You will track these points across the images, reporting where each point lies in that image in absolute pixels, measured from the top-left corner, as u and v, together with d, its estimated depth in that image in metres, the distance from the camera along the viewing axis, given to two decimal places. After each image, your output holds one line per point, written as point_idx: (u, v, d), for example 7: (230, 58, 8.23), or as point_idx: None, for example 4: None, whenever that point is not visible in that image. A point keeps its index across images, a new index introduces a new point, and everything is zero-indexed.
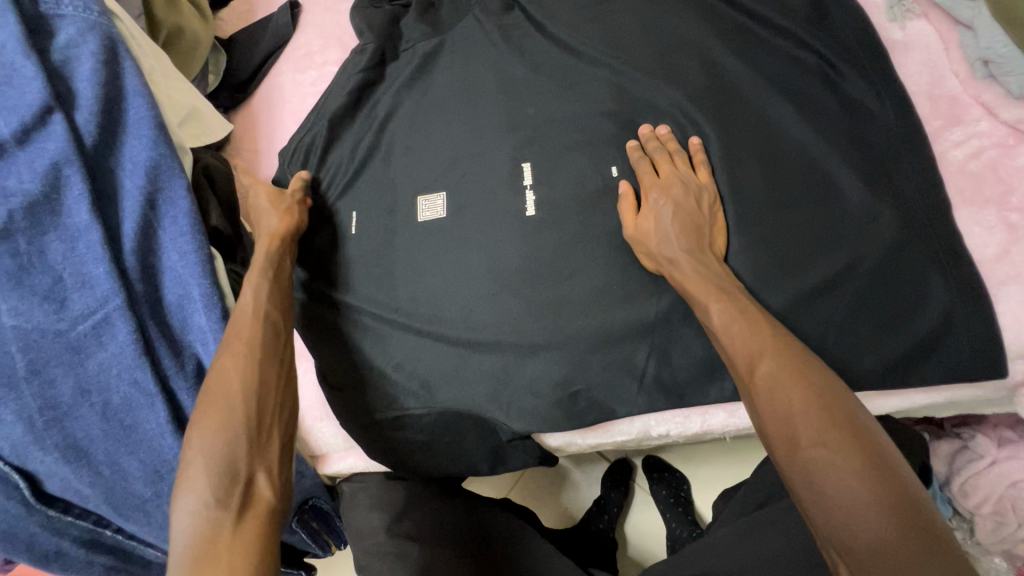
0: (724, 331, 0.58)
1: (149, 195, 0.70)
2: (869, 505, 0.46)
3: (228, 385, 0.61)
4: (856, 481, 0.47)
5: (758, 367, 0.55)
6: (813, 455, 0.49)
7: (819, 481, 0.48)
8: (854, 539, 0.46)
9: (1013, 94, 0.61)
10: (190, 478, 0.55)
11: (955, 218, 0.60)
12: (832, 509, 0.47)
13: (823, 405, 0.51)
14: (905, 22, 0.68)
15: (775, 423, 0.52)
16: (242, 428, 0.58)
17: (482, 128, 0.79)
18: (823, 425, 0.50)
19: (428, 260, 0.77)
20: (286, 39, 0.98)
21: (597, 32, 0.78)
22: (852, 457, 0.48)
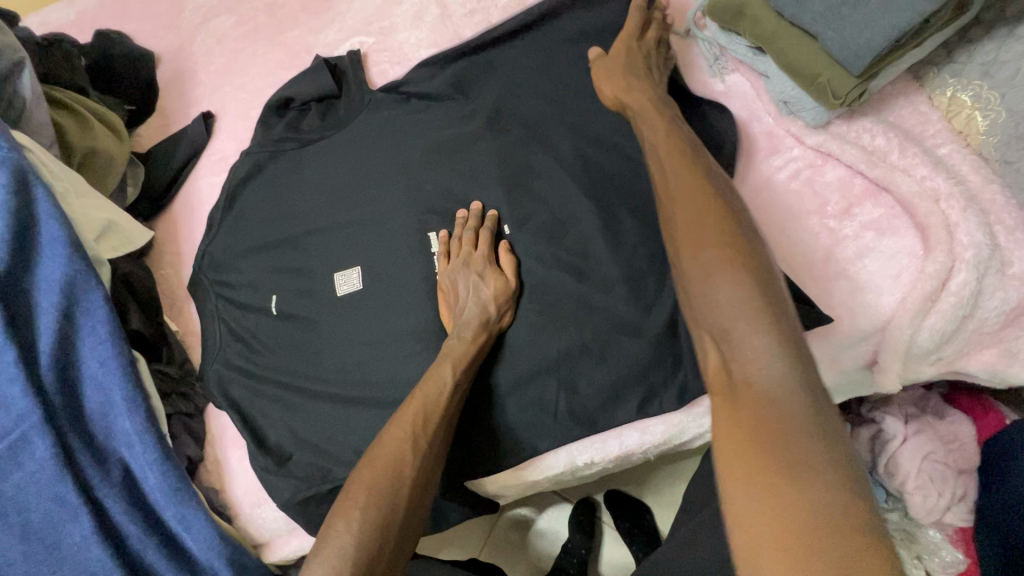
0: (660, 165, 0.61)
1: (66, 309, 0.72)
2: (744, 300, 0.48)
3: (394, 469, 0.63)
4: (735, 282, 0.49)
5: (665, 188, 0.59)
6: (701, 257, 0.52)
7: (711, 284, 0.50)
8: (730, 330, 0.48)
9: (812, 125, 0.72)
10: (310, 568, 0.57)
11: (786, 230, 0.71)
12: (715, 309, 0.49)
13: (717, 223, 0.53)
14: (723, 76, 0.82)
15: (683, 238, 0.55)
16: (373, 539, 0.59)
17: (386, 206, 0.87)
18: (723, 239, 0.52)
19: (350, 332, 0.82)
20: (201, 147, 1.05)
21: (478, 110, 0.89)
22: (737, 262, 0.51)
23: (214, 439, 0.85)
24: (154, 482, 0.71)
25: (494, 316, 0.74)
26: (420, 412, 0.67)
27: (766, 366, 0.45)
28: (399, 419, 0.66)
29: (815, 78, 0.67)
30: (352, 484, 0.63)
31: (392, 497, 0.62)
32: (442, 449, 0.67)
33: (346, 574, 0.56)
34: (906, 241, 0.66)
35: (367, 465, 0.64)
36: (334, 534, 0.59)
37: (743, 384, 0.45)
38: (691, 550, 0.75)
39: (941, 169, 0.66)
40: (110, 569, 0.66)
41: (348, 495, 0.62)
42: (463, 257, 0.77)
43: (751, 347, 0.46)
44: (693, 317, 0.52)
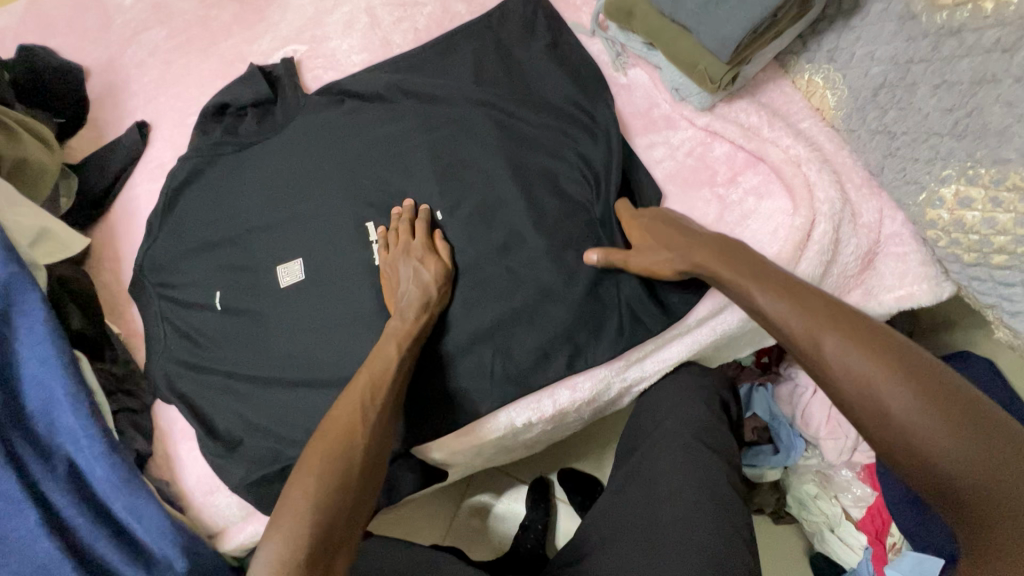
0: (791, 316, 0.59)
1: (2, 311, 0.73)
2: (941, 422, 0.48)
3: (345, 440, 0.67)
4: (914, 400, 0.50)
5: (814, 352, 0.57)
6: (910, 423, 0.50)
7: (882, 409, 0.51)
8: (922, 451, 0.49)
9: (699, 108, 0.84)
10: (270, 534, 0.61)
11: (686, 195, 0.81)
12: (895, 430, 0.50)
13: (885, 353, 0.53)
14: (626, 70, 0.93)
15: (841, 371, 0.54)
16: (331, 504, 0.63)
17: (326, 201, 0.92)
18: (887, 362, 0.52)
19: (296, 320, 0.86)
20: (136, 155, 1.07)
21: (409, 109, 0.95)
22: (917, 381, 0.51)
23: (164, 434, 0.86)
24: (102, 474, 0.72)
25: (435, 296, 0.79)
26: (367, 385, 0.72)
27: (983, 480, 0.46)
28: (348, 394, 0.71)
29: (695, 66, 0.78)
30: (307, 456, 0.67)
31: (345, 464, 0.66)
32: (391, 420, 0.72)
33: (301, 534, 0.60)
34: (780, 202, 0.77)
35: (319, 437, 0.68)
36: (291, 504, 0.62)
37: (974, 500, 0.46)
38: (619, 496, 0.83)
39: (802, 139, 0.78)
40: (60, 561, 0.67)
41: (303, 466, 0.66)
42: (400, 243, 0.82)
43: (969, 466, 0.47)
44: (873, 439, 0.52)
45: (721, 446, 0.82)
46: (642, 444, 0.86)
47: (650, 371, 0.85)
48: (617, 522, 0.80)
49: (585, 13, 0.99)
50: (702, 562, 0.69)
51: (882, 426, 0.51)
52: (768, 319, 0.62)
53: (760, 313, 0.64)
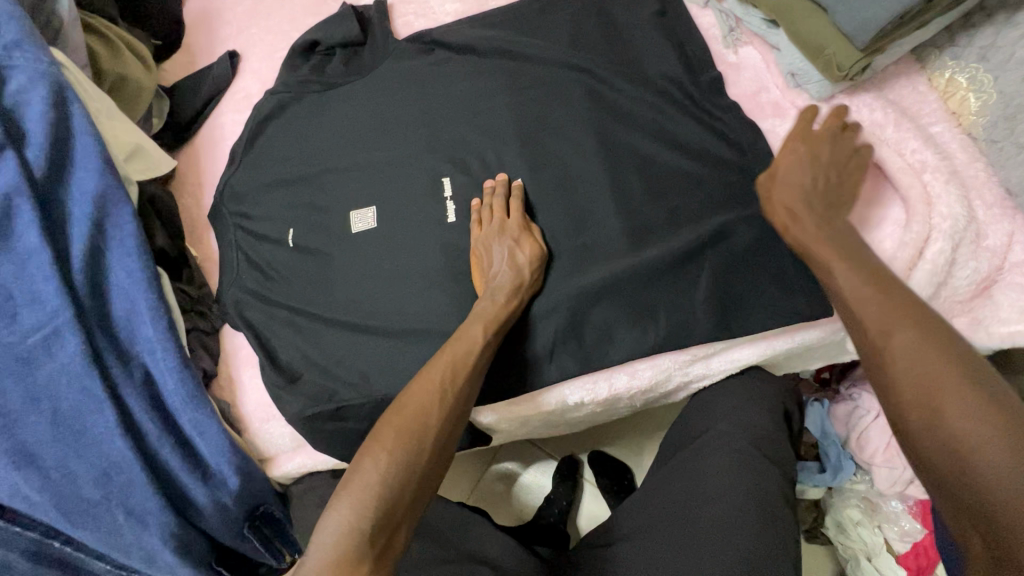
0: (987, 453, 0.44)
1: (97, 220, 0.77)
2: (1020, 476, 0.43)
3: (419, 415, 0.68)
4: (996, 445, 0.44)
5: (991, 507, 0.43)
6: (993, 480, 0.43)
7: (960, 454, 0.45)
8: (993, 513, 0.43)
9: (815, 98, 0.77)
10: (339, 498, 0.63)
11: None
12: (973, 484, 0.44)
13: (966, 376, 0.48)
14: (736, 48, 0.86)
15: (912, 389, 0.49)
16: (399, 480, 0.64)
17: (405, 150, 0.91)
18: (969, 395, 0.46)
19: (363, 267, 0.86)
20: (226, 84, 1.09)
21: (499, 67, 0.92)
22: (1001, 423, 0.45)
23: (229, 358, 0.89)
24: (173, 388, 0.76)
25: (528, 281, 0.77)
26: (449, 363, 0.71)
27: None
28: (432, 367, 0.71)
29: (822, 51, 0.71)
30: (381, 426, 0.68)
31: (417, 440, 0.66)
32: (467, 401, 0.71)
33: (369, 504, 0.62)
34: (892, 211, 0.70)
35: (397, 411, 0.68)
36: (361, 475, 0.64)
37: None
38: (655, 493, 0.81)
39: (930, 145, 0.70)
40: (131, 461, 0.71)
41: (378, 435, 0.67)
42: (493, 221, 0.80)
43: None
44: (935, 480, 0.47)
45: (778, 458, 0.78)
46: (695, 440, 0.83)
47: (714, 369, 0.81)
48: (655, 512, 0.79)
49: None
50: (739, 567, 0.68)
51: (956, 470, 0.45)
52: (844, 310, 0.57)
53: (831, 295, 0.59)
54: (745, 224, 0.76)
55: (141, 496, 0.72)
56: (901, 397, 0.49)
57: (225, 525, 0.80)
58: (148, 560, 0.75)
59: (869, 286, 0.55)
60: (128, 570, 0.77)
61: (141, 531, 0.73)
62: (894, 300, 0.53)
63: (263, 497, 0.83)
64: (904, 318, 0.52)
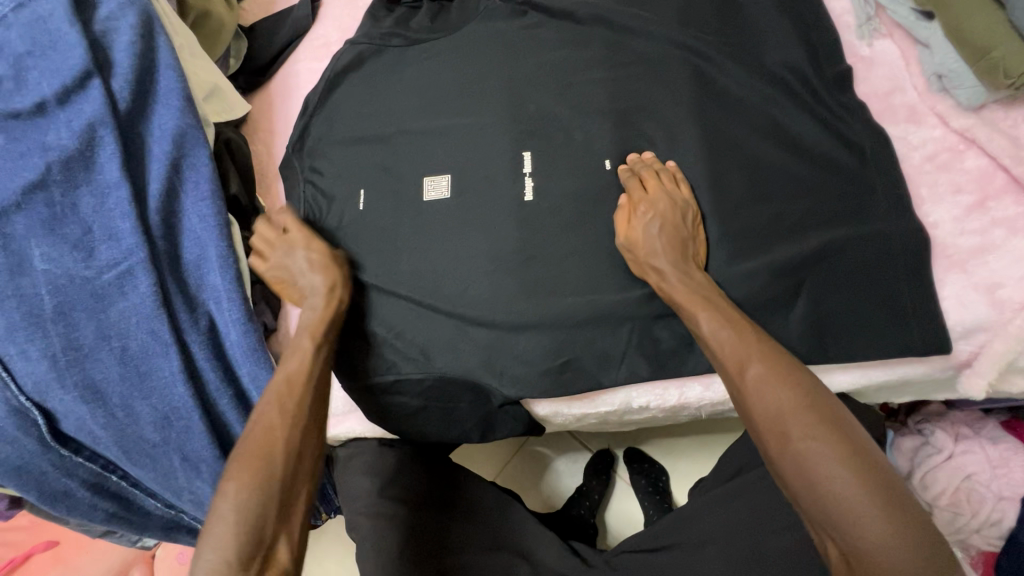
0: (817, 468, 0.55)
1: (174, 160, 0.75)
2: (859, 490, 0.53)
3: (263, 435, 0.65)
4: (839, 466, 0.54)
5: (830, 516, 0.54)
6: (836, 496, 0.53)
7: (808, 470, 0.55)
8: (835, 519, 0.53)
9: (962, 106, 0.68)
10: (213, 533, 0.60)
11: (920, 206, 0.68)
12: (821, 497, 0.54)
13: (812, 406, 0.58)
14: (872, 40, 0.76)
15: (766, 419, 0.59)
16: (241, 505, 0.61)
17: (488, 119, 0.86)
18: (812, 421, 0.57)
19: (432, 237, 0.83)
20: (304, 29, 1.04)
21: (598, 39, 0.86)
22: (839, 446, 0.55)
23: (288, 314, 0.87)
24: (235, 339, 0.75)
25: (684, 258, 0.70)
26: (280, 384, 0.69)
27: (885, 555, 0.51)
28: (267, 395, 0.69)
29: (987, 53, 0.63)
30: (235, 458, 0.65)
31: (263, 463, 0.63)
32: (317, 424, 0.69)
33: (229, 538, 0.59)
34: None
35: (245, 440, 0.66)
36: (217, 510, 0.61)
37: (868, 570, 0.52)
38: (717, 508, 0.80)
39: None
40: (191, 408, 0.71)
41: (234, 461, 0.64)
42: (656, 190, 0.72)
43: (865, 532, 0.52)
44: (793, 494, 0.57)
45: None
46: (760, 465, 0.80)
47: None
48: (710, 530, 0.79)
49: None
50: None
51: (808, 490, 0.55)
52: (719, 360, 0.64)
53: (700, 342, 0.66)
54: (880, 235, 0.67)
55: (198, 443, 0.72)
56: (754, 422, 0.60)
57: None
58: (197, 503, 0.75)
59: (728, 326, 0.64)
60: (177, 510, 0.78)
61: (194, 477, 0.73)
62: (771, 360, 0.61)
63: None
64: (755, 363, 0.61)
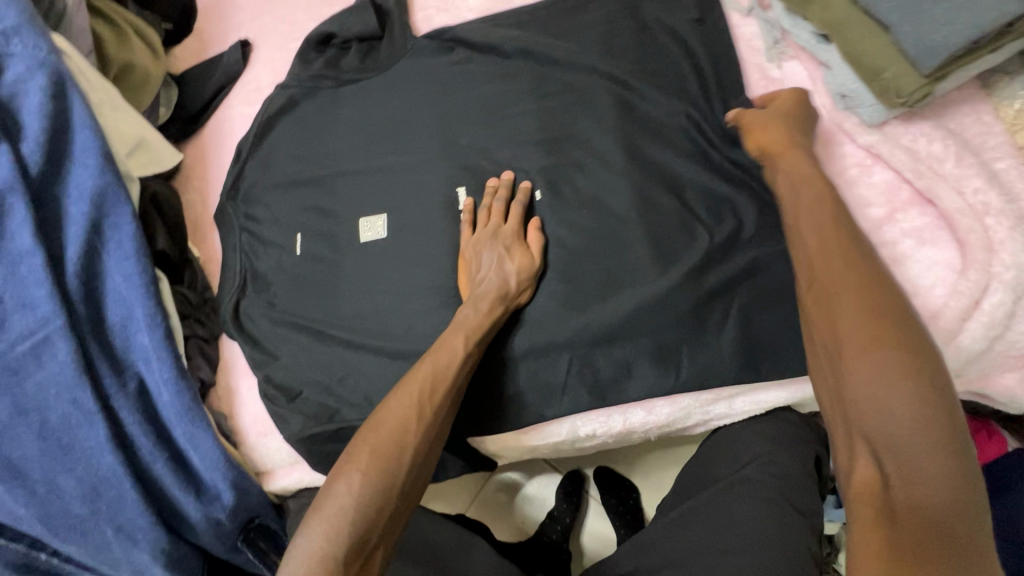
0: (877, 384, 0.45)
1: (94, 221, 0.73)
2: (924, 416, 0.43)
3: (394, 429, 0.64)
4: (910, 389, 0.44)
5: (885, 432, 0.44)
6: (898, 417, 0.44)
7: (878, 381, 0.45)
8: (893, 440, 0.43)
9: (866, 123, 0.71)
10: (314, 518, 0.60)
11: None
12: (880, 411, 0.45)
13: (899, 324, 0.48)
14: (780, 62, 0.79)
15: (838, 327, 0.49)
16: (375, 501, 0.60)
17: (420, 156, 0.86)
18: (894, 337, 0.47)
19: (370, 277, 0.82)
20: (236, 75, 1.04)
21: (523, 70, 0.87)
22: (914, 367, 0.45)
23: (226, 366, 0.86)
24: (168, 399, 0.73)
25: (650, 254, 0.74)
26: (426, 380, 0.67)
27: (936, 493, 0.41)
28: (407, 385, 0.67)
29: (880, 74, 0.66)
30: (356, 445, 0.64)
31: (393, 459, 0.63)
32: (449, 416, 0.67)
33: (340, 530, 0.59)
34: (945, 253, 0.65)
35: (373, 428, 0.65)
36: (333, 501, 0.60)
37: (908, 506, 0.41)
38: (675, 531, 0.76)
39: (996, 183, 0.65)
40: (120, 476, 0.68)
41: (358, 451, 0.63)
42: (774, 106, 0.72)
43: (921, 462, 0.42)
44: (843, 404, 0.47)
45: (806, 508, 0.73)
46: (714, 484, 0.79)
47: (737, 410, 0.76)
48: (673, 553, 0.74)
49: None
50: None
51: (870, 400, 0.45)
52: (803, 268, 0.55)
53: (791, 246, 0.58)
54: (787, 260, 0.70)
55: (130, 512, 0.69)
56: (823, 331, 0.50)
57: (218, 540, 0.77)
58: (137, 572, 0.72)
59: (832, 235, 0.54)
60: None
61: (130, 547, 0.70)
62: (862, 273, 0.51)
63: (259, 509, 0.79)
64: (839, 273, 0.52)
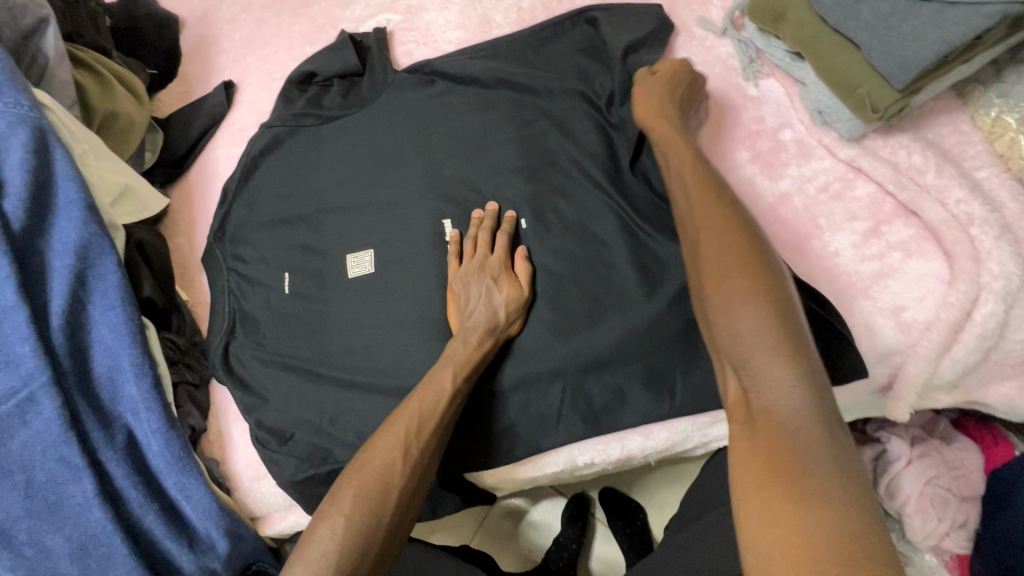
0: (746, 326, 0.51)
1: (79, 273, 0.73)
2: (767, 328, 0.50)
3: (380, 471, 0.63)
4: (755, 308, 0.51)
5: (738, 349, 0.51)
6: (750, 332, 0.50)
7: (730, 309, 0.52)
8: (744, 354, 0.50)
9: (845, 137, 0.71)
10: (296, 563, 0.59)
11: (822, 236, 0.70)
12: (732, 331, 0.52)
13: (751, 255, 0.55)
14: (757, 80, 0.80)
15: (706, 268, 0.56)
16: (358, 547, 0.59)
17: (403, 190, 0.86)
18: (741, 265, 0.54)
19: (358, 313, 0.82)
20: (220, 116, 1.05)
21: (502, 99, 0.87)
22: (758, 290, 0.52)
23: (218, 411, 0.85)
24: (157, 450, 0.72)
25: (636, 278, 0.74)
26: (413, 419, 0.66)
27: (781, 390, 0.47)
28: (393, 423, 0.66)
29: (854, 89, 0.66)
30: (340, 488, 0.63)
31: (379, 504, 0.62)
32: (436, 456, 0.67)
33: None
34: (932, 264, 0.65)
35: (357, 470, 0.64)
36: (315, 547, 0.59)
37: (762, 413, 0.47)
38: (683, 555, 0.75)
39: (977, 194, 0.65)
40: (110, 533, 0.67)
41: (343, 493, 0.62)
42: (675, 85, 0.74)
43: (767, 365, 0.49)
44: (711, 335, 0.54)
45: None
46: (718, 508, 0.77)
47: None
48: None
49: (714, 6, 0.85)
50: None
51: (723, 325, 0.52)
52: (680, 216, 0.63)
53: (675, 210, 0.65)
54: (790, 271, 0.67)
55: (121, 570, 0.67)
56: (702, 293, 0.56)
57: None
58: None
59: (699, 181, 0.62)
60: None
61: None
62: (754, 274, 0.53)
63: (255, 555, 0.78)
64: (735, 274, 0.54)
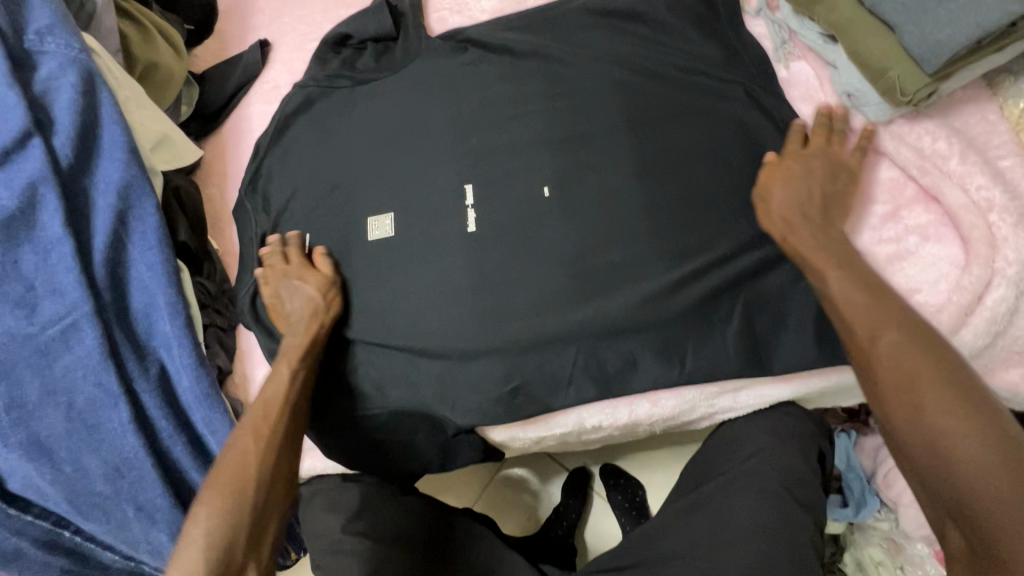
0: (959, 436, 0.49)
1: (120, 212, 0.76)
2: (980, 436, 0.48)
3: (238, 459, 0.65)
4: (951, 401, 0.50)
5: (956, 477, 0.48)
6: (948, 435, 0.49)
7: (932, 427, 0.50)
8: (951, 461, 0.49)
9: (872, 121, 0.72)
10: (184, 558, 0.58)
11: (843, 217, 0.71)
12: (933, 442, 0.50)
13: (940, 360, 0.53)
14: (788, 62, 0.82)
15: (890, 385, 0.53)
16: (233, 532, 0.60)
17: (432, 153, 0.88)
18: (926, 364, 0.53)
19: (381, 271, 0.84)
20: (255, 74, 1.07)
21: (534, 70, 0.89)
22: (953, 394, 0.51)
23: (244, 356, 0.89)
24: (188, 385, 0.75)
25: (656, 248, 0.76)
26: (259, 409, 0.70)
27: (1004, 495, 0.46)
28: (243, 421, 0.69)
29: (885, 72, 0.67)
30: (209, 482, 0.63)
31: (243, 486, 0.63)
32: (291, 446, 0.70)
33: (197, 565, 0.57)
34: (949, 249, 0.66)
35: (223, 464, 0.65)
36: (187, 541, 0.59)
37: (977, 527, 0.47)
38: (681, 523, 0.78)
39: (998, 181, 0.67)
40: (142, 457, 0.71)
41: (206, 487, 0.63)
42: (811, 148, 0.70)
43: (981, 466, 0.47)
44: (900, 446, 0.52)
45: (806, 501, 0.76)
46: (716, 478, 0.81)
47: (742, 403, 0.79)
48: (676, 545, 0.77)
49: None
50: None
51: (922, 441, 0.50)
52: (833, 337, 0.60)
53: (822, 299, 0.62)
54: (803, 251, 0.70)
55: (151, 493, 0.71)
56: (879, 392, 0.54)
57: None
58: (155, 553, 0.73)
59: (849, 278, 0.60)
60: (136, 562, 0.77)
61: (149, 527, 0.72)
62: (930, 365, 0.52)
63: None
64: (917, 378, 0.52)
